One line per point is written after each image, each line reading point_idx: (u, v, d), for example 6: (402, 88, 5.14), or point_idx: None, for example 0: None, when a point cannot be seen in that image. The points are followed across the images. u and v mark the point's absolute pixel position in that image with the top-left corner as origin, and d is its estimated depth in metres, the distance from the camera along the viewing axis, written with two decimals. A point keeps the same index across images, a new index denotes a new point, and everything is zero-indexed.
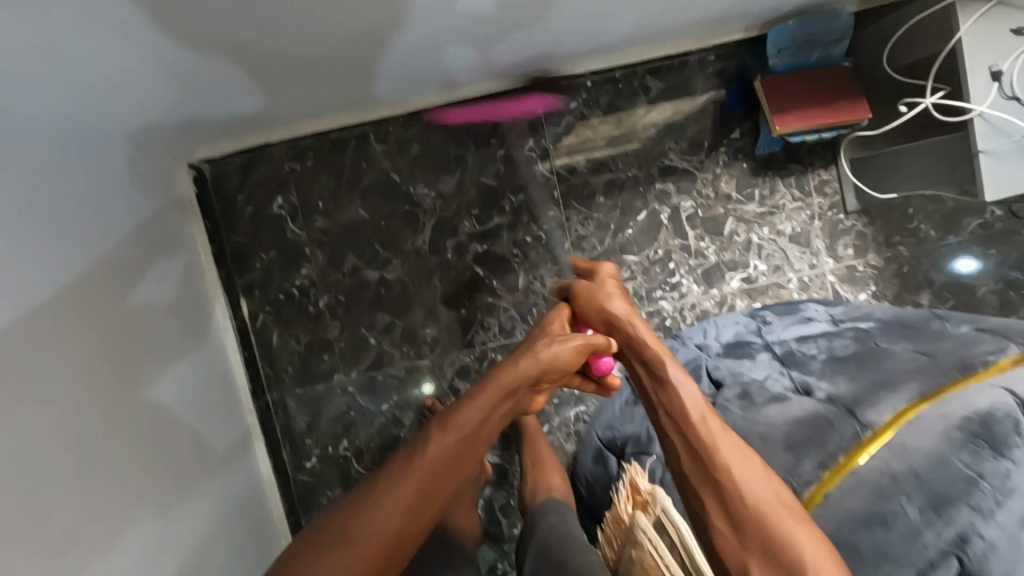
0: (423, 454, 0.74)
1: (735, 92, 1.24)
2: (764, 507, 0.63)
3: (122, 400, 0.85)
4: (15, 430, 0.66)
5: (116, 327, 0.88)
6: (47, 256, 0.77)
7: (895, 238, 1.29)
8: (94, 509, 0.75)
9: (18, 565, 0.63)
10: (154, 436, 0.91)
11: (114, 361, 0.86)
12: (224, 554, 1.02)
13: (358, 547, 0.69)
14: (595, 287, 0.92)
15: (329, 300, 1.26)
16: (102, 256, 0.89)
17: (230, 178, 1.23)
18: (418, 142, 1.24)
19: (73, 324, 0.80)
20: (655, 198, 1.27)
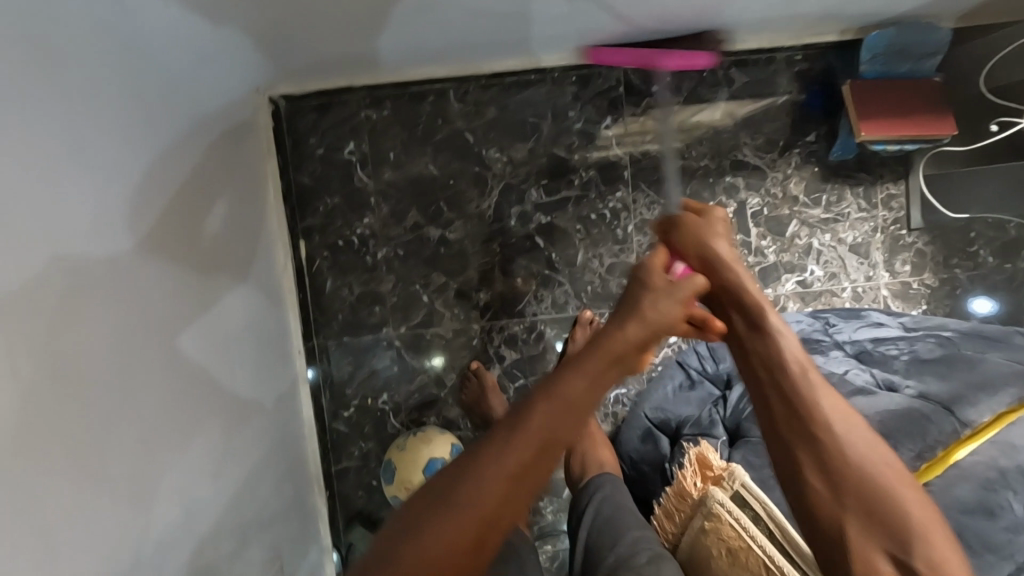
0: (529, 430, 0.58)
1: (817, 94, 1.24)
2: (884, 484, 0.65)
3: (195, 315, 0.86)
4: (109, 328, 0.68)
5: (194, 248, 0.88)
6: (142, 164, 0.77)
7: (953, 260, 1.29)
8: (170, 416, 0.77)
9: (103, 458, 0.64)
10: (217, 362, 0.91)
11: (190, 281, 0.86)
12: (270, 485, 1.03)
13: (458, 531, 0.55)
14: (705, 224, 0.82)
15: (387, 252, 1.26)
16: (190, 177, 0.89)
17: (305, 117, 1.22)
18: (496, 104, 1.23)
19: (162, 233, 0.80)
20: (723, 191, 1.27)
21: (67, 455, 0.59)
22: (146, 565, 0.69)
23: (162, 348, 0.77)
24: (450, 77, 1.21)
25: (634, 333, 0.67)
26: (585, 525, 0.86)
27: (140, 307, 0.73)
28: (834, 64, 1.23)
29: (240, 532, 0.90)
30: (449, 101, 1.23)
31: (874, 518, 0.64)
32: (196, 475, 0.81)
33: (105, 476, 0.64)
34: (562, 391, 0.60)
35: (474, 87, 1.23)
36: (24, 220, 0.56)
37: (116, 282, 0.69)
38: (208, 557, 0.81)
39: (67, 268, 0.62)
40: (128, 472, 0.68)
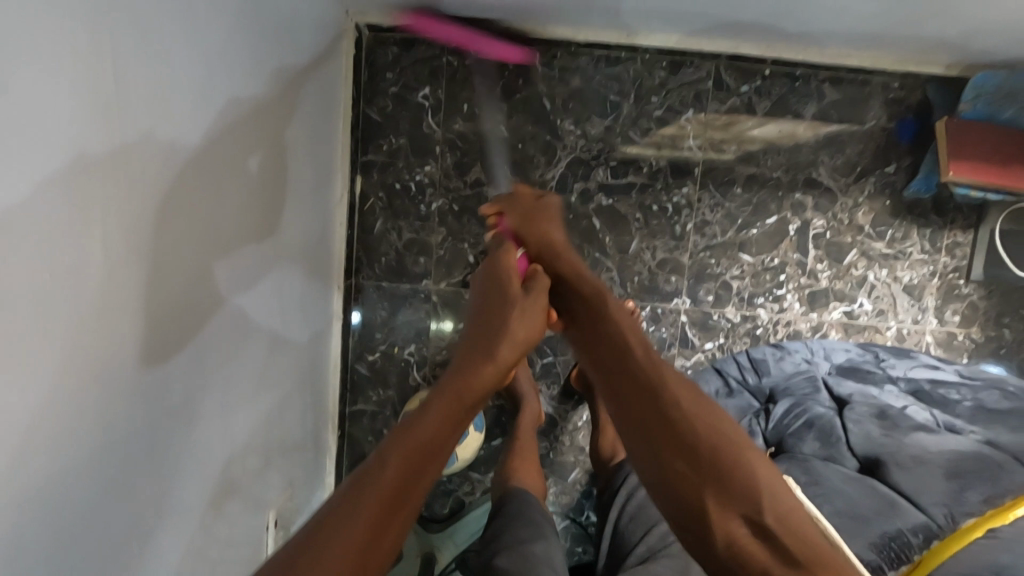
0: (386, 469, 0.60)
1: (908, 127, 1.21)
2: (730, 456, 0.65)
3: (257, 225, 0.85)
4: (189, 223, 0.67)
5: (266, 163, 0.87)
6: (238, 67, 0.75)
7: (1003, 319, 1.28)
8: (229, 324, 0.77)
9: (169, 354, 0.65)
10: (270, 283, 0.91)
11: (259, 194, 0.85)
12: (295, 415, 1.02)
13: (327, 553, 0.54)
14: (540, 215, 0.92)
15: (442, 204, 1.23)
16: (274, 89, 0.87)
17: (386, 51, 1.19)
18: (581, 75, 1.20)
19: (243, 139, 0.79)
20: (790, 206, 1.24)
21: (141, 340, 0.60)
22: (190, 461, 0.69)
23: (228, 255, 0.77)
24: (540, 38, 1.18)
25: (496, 361, 0.71)
26: (617, 508, 0.91)
27: (216, 210, 0.73)
28: (932, 98, 1.19)
29: (265, 454, 0.89)
30: (534, 62, 1.19)
31: (725, 492, 0.63)
32: (240, 386, 0.81)
33: (169, 371, 0.65)
34: (411, 431, 0.64)
35: (561, 53, 1.19)
36: (134, 98, 0.56)
37: (201, 181, 0.69)
38: (239, 469, 0.81)
39: (165, 158, 0.62)
40: (188, 370, 0.68)
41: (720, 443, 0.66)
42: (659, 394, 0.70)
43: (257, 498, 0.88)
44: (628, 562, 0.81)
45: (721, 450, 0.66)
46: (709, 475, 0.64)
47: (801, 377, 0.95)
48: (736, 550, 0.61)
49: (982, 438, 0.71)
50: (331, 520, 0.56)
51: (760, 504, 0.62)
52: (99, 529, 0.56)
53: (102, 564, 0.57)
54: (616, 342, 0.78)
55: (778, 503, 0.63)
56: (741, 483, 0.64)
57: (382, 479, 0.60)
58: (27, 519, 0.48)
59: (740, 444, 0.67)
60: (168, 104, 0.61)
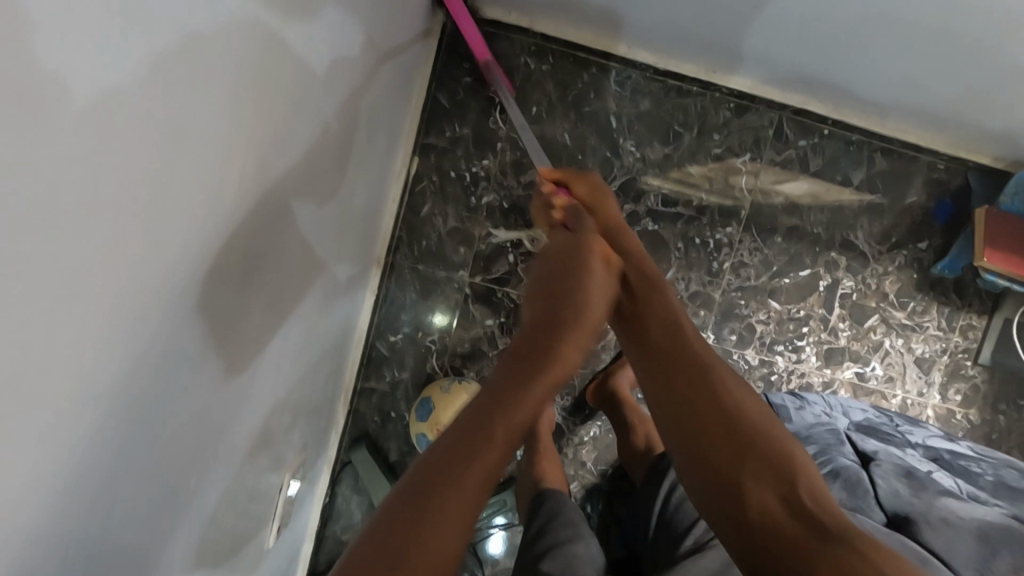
0: (469, 471, 0.58)
1: (944, 209, 1.27)
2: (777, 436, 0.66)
3: (333, 187, 0.85)
4: (290, 176, 0.67)
5: (350, 122, 0.86)
6: (349, 25, 0.75)
7: (1000, 406, 1.33)
8: (292, 285, 0.77)
9: (252, 311, 0.65)
10: (326, 241, 0.90)
11: (340, 155, 0.86)
12: (319, 383, 1.01)
13: (416, 513, 0.54)
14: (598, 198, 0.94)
15: (492, 199, 1.24)
16: (370, 49, 0.87)
17: (469, 40, 1.20)
18: (651, 100, 1.23)
19: (340, 97, 0.79)
20: (824, 263, 1.28)
21: (243, 262, 0.59)
22: (243, 400, 0.68)
23: (307, 214, 0.77)
24: (619, 57, 1.20)
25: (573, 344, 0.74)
26: (657, 504, 0.94)
27: (311, 163, 0.73)
28: (974, 184, 1.25)
29: (293, 413, 0.88)
30: (608, 79, 1.22)
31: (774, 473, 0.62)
32: (290, 337, 0.80)
33: (248, 324, 0.65)
34: (509, 403, 0.64)
35: (636, 75, 1.22)
36: (282, 27, 0.55)
37: (304, 121, 0.67)
38: (273, 421, 0.80)
39: (286, 110, 0.61)
40: (262, 316, 0.68)
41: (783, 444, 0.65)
42: (709, 367, 0.73)
43: (278, 454, 0.87)
44: (681, 551, 0.83)
45: (772, 430, 0.67)
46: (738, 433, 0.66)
47: (824, 429, 0.96)
48: (768, 522, 0.59)
49: (1008, 512, 0.75)
50: (439, 483, 0.56)
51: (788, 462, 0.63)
52: (171, 454, 0.55)
53: (164, 488, 0.55)
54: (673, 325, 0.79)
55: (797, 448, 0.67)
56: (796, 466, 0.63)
57: (468, 460, 0.58)
58: (125, 426, 0.45)
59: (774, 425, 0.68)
60: (300, 38, 0.60)
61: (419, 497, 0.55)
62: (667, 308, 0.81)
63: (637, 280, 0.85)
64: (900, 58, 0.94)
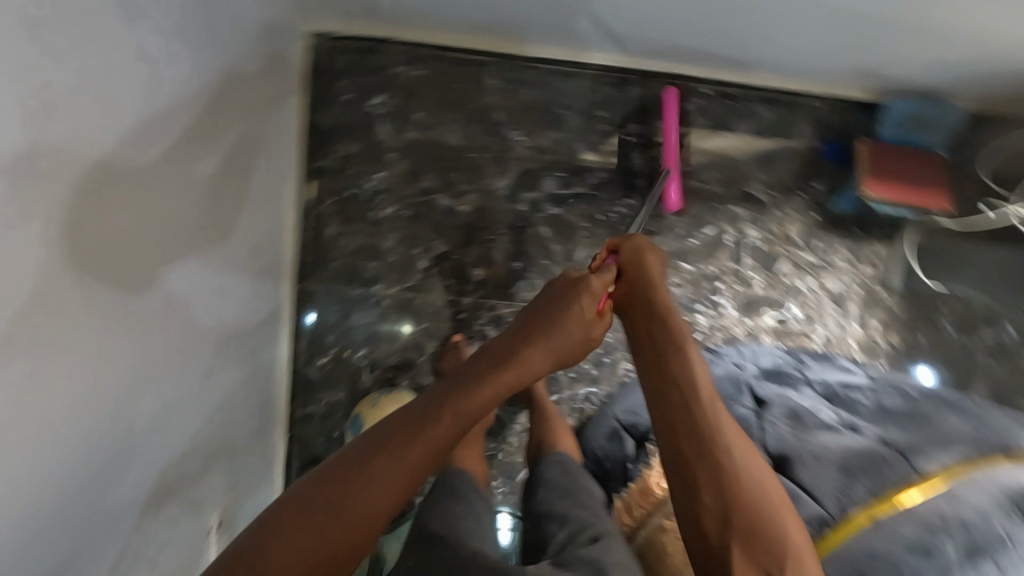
0: (381, 482, 0.69)
1: (832, 145, 1.30)
2: (765, 513, 0.67)
3: (194, 225, 0.87)
4: (113, 215, 0.68)
5: (217, 174, 0.92)
6: (191, 91, 0.83)
7: (918, 326, 1.37)
8: (158, 325, 0.79)
9: (91, 355, 0.67)
10: (216, 292, 0.94)
11: (199, 193, 0.88)
12: (235, 417, 1.02)
13: (332, 503, 0.68)
14: (637, 260, 0.91)
15: (393, 210, 1.26)
16: (227, 105, 0.93)
17: (340, 57, 1.21)
18: (531, 88, 1.24)
19: (181, 136, 0.81)
20: (726, 219, 1.31)
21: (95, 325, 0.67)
22: (129, 450, 0.73)
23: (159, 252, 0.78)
24: (491, 52, 1.22)
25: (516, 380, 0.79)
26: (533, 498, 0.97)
27: (146, 203, 0.75)
28: (854, 119, 1.28)
29: (201, 452, 0.90)
30: (484, 75, 1.23)
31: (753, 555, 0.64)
32: (180, 388, 0.85)
33: (87, 368, 0.66)
34: (442, 418, 0.74)
35: (510, 66, 1.23)
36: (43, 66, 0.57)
37: (150, 183, 0.75)
38: (176, 468, 0.84)
39: (85, 150, 0.63)
40: (108, 358, 0.69)
41: (759, 509, 0.67)
42: (707, 434, 0.73)
43: (195, 498, 0.90)
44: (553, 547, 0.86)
45: (767, 511, 0.67)
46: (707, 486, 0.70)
47: (728, 381, 0.99)
48: None
49: (877, 435, 0.77)
50: (352, 485, 0.69)
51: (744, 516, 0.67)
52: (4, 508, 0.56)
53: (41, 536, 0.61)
54: (685, 382, 0.77)
55: (774, 514, 0.67)
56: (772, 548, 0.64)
57: (388, 472, 0.70)
58: None
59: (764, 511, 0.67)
60: (120, 112, 0.68)
61: (341, 482, 0.69)
62: (683, 361, 0.79)
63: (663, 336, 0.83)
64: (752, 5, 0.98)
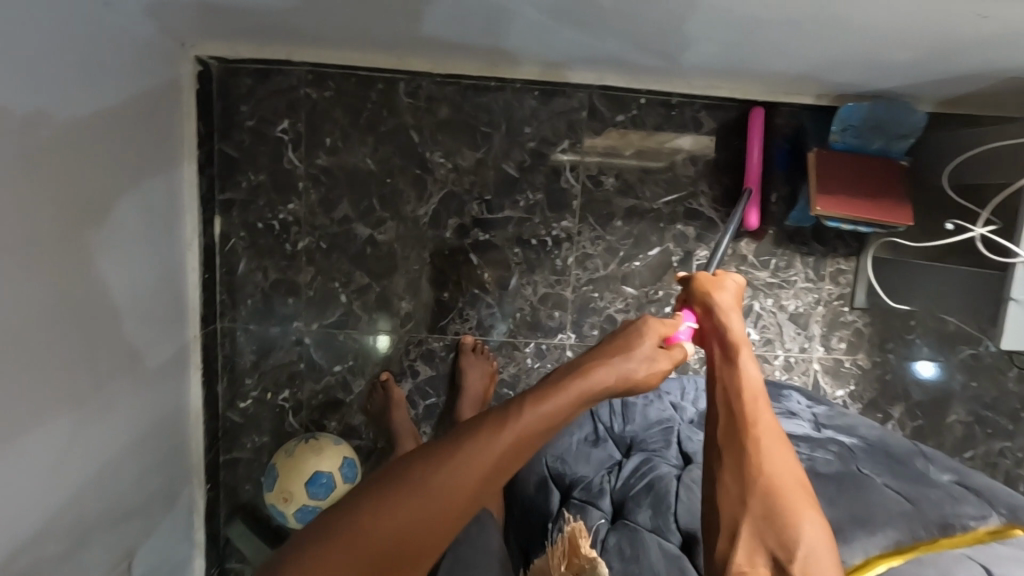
0: (388, 523, 0.57)
1: (783, 154, 1.19)
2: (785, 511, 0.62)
3: (66, 277, 0.78)
4: None
5: (69, 219, 0.78)
6: (19, 122, 0.68)
7: (889, 344, 1.28)
8: (16, 399, 0.70)
9: None
10: (71, 354, 0.80)
11: (69, 242, 0.79)
12: (129, 481, 0.95)
13: (336, 552, 0.56)
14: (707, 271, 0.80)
15: (309, 243, 1.17)
16: (79, 138, 0.80)
17: (240, 82, 1.12)
18: (449, 105, 1.14)
19: (40, 179, 0.72)
20: (672, 237, 1.21)
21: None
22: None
23: (18, 315, 0.70)
24: (404, 69, 1.12)
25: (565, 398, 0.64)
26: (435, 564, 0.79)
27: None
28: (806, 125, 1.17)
29: (78, 531, 0.82)
30: (399, 93, 1.13)
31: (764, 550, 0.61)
32: (16, 474, 0.70)
33: None
34: (468, 452, 0.60)
35: (426, 83, 1.13)
36: None
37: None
38: (26, 560, 0.72)
39: None
40: None
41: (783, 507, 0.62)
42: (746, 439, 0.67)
43: None
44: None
45: (792, 510, 0.62)
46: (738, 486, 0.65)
47: (658, 428, 0.96)
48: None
49: None
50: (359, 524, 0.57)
51: (761, 502, 0.63)
52: None
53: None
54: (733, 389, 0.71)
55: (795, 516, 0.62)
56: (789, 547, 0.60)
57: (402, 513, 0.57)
58: None
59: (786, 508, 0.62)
60: None
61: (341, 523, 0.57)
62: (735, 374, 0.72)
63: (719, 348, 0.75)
64: (660, 24, 0.84)
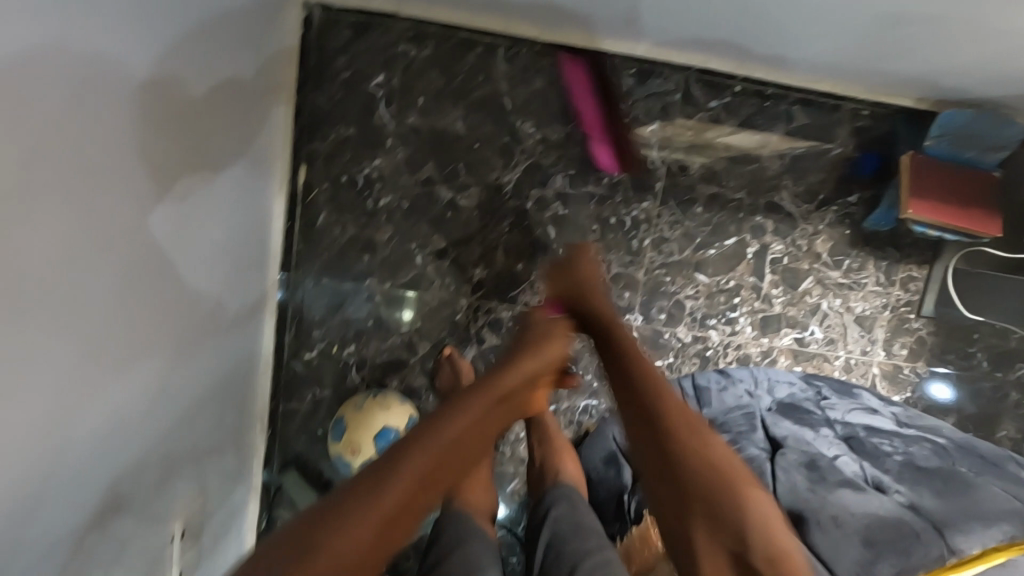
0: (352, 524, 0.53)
1: (871, 158, 1.19)
2: (731, 480, 0.66)
3: (188, 217, 0.81)
4: (112, 199, 0.63)
5: (193, 163, 0.81)
6: (171, 57, 0.72)
7: (949, 355, 1.27)
8: (135, 331, 0.71)
9: (69, 355, 0.60)
10: (180, 295, 0.82)
11: (192, 179, 0.81)
12: (212, 416, 0.96)
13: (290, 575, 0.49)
14: (581, 272, 0.98)
15: (390, 201, 1.17)
16: (212, 83, 0.83)
17: (339, 33, 1.11)
18: (545, 76, 1.14)
19: (176, 116, 0.75)
20: (750, 229, 1.21)
21: (22, 322, 0.53)
22: (54, 481, 0.59)
23: (150, 248, 0.72)
24: (504, 34, 1.11)
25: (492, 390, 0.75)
26: (540, 541, 0.82)
27: (135, 188, 0.67)
28: (897, 129, 1.17)
29: (171, 460, 0.83)
30: (496, 58, 1.13)
31: (725, 513, 0.64)
32: (125, 402, 0.70)
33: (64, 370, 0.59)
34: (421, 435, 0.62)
35: (525, 51, 1.13)
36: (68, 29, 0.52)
37: (109, 155, 0.62)
38: (127, 480, 0.73)
39: (94, 123, 0.58)
40: (82, 359, 0.62)
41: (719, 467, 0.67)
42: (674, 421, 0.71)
43: (159, 508, 0.82)
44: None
45: (729, 474, 0.67)
46: (683, 466, 0.67)
47: (739, 413, 0.94)
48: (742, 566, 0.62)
49: (905, 501, 0.69)
50: (311, 526, 0.53)
51: (715, 486, 0.65)
52: None
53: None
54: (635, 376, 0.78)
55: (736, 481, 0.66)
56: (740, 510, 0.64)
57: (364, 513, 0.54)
58: None
59: (731, 476, 0.66)
60: (99, 84, 0.58)
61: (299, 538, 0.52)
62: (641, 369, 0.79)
63: (605, 343, 0.87)
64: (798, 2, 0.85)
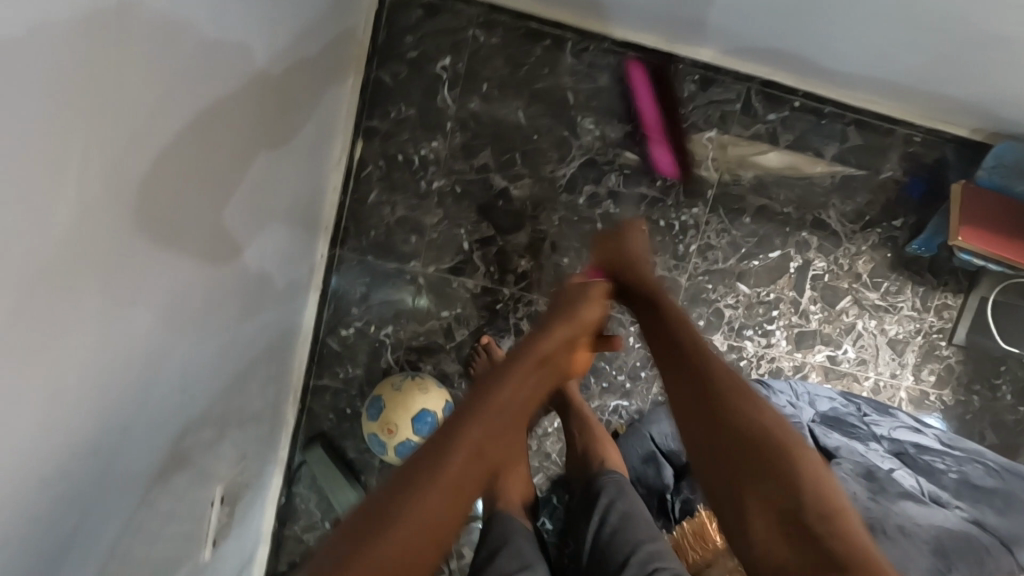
0: (408, 494, 0.57)
1: (918, 183, 1.21)
2: (787, 462, 0.64)
3: (269, 180, 0.81)
4: (225, 161, 0.64)
5: (281, 131, 0.81)
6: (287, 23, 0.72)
7: (975, 384, 1.28)
8: (221, 292, 0.71)
9: (174, 305, 0.59)
10: (254, 260, 0.82)
11: (277, 142, 0.81)
12: (260, 382, 0.95)
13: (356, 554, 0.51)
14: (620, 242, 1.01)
15: (443, 184, 1.17)
16: (307, 54, 0.84)
17: (410, 13, 1.11)
18: (610, 74, 1.15)
19: (279, 83, 0.76)
20: (794, 244, 1.23)
21: (147, 261, 0.52)
22: (140, 422, 0.58)
23: (243, 212, 0.73)
24: (574, 29, 1.12)
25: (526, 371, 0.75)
26: (592, 524, 0.82)
27: (241, 149, 0.68)
28: (947, 157, 1.19)
29: (224, 425, 0.82)
30: (563, 52, 1.13)
31: (784, 492, 0.61)
32: (201, 361, 0.70)
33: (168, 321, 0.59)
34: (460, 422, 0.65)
35: (593, 48, 1.14)
36: None
37: (231, 118, 0.63)
38: (191, 437, 0.71)
39: (227, 85, 0.60)
40: (183, 313, 0.62)
41: (773, 445, 0.65)
42: (725, 408, 0.69)
43: (208, 470, 0.81)
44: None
45: (787, 455, 0.65)
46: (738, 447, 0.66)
47: None
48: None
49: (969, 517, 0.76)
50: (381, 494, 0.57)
51: (768, 461, 0.64)
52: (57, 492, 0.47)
53: (23, 528, 0.44)
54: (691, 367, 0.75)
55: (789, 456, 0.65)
56: (799, 484, 0.62)
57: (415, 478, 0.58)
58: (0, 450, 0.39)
59: (783, 450, 0.65)
60: (239, 48, 0.59)
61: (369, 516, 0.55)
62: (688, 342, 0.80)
63: (648, 321, 0.88)
64: (881, 21, 0.86)
